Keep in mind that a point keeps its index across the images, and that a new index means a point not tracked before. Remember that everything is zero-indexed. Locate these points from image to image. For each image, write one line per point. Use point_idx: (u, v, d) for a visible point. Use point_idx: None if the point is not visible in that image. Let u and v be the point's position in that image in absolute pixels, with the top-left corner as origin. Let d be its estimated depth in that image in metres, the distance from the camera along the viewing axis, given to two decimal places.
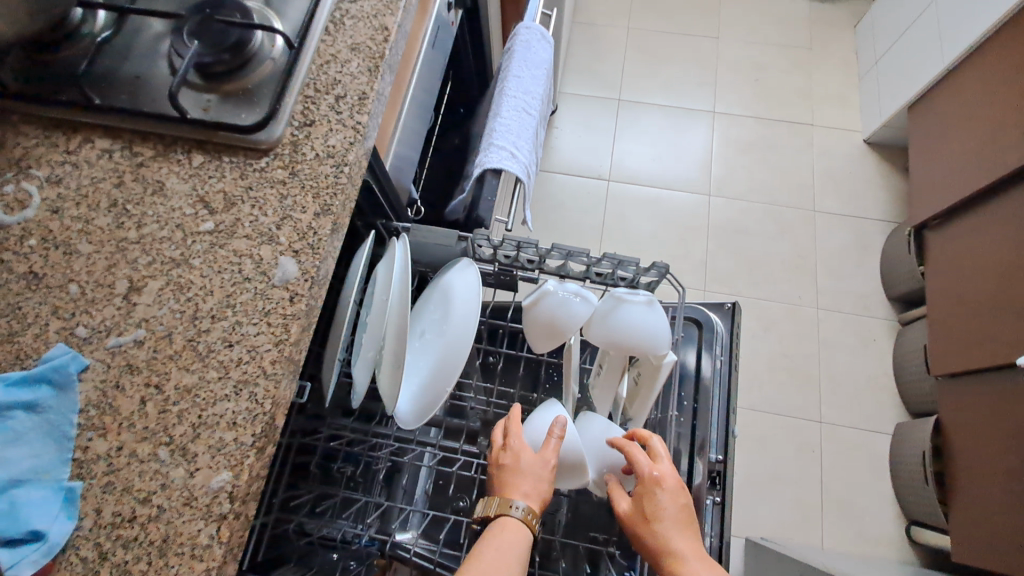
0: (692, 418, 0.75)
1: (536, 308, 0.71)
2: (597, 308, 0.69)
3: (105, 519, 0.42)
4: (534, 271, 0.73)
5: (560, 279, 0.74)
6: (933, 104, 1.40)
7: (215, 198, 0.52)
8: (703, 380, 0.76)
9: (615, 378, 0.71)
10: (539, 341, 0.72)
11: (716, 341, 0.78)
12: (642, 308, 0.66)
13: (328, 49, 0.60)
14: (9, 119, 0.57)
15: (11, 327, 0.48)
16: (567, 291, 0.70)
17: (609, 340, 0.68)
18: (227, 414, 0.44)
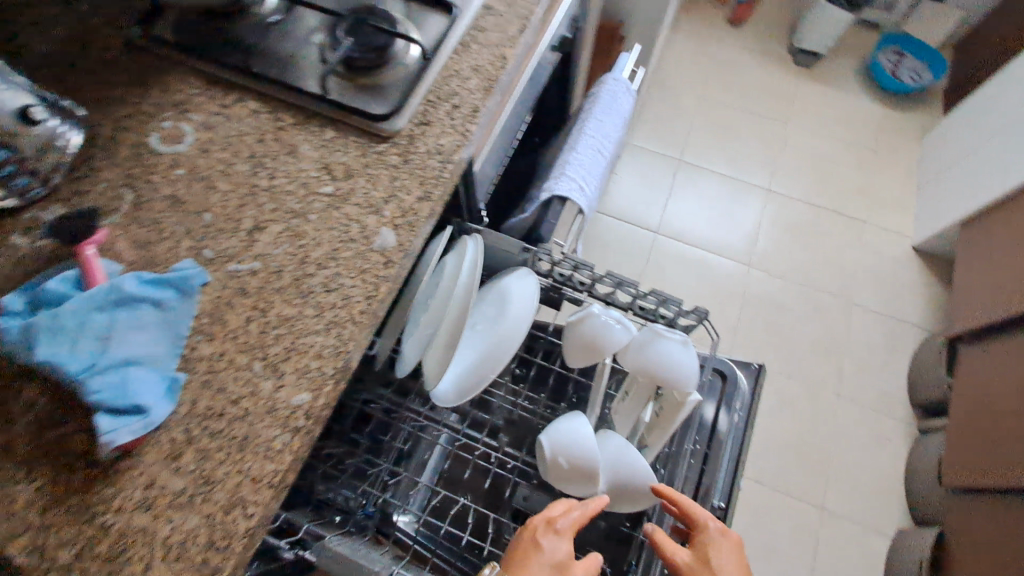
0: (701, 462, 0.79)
1: (579, 325, 0.77)
2: (635, 337, 0.75)
3: (198, 410, 0.50)
4: (584, 292, 0.80)
5: (605, 305, 0.80)
6: (990, 225, 1.42)
7: (337, 168, 0.61)
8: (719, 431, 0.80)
9: (638, 405, 0.76)
10: (575, 356, 0.79)
11: (738, 398, 0.82)
12: (678, 346, 0.72)
13: (453, 66, 0.68)
14: (179, 68, 0.68)
15: (149, 236, 0.57)
16: (609, 317, 0.77)
17: (641, 367, 0.73)
18: (316, 345, 0.53)
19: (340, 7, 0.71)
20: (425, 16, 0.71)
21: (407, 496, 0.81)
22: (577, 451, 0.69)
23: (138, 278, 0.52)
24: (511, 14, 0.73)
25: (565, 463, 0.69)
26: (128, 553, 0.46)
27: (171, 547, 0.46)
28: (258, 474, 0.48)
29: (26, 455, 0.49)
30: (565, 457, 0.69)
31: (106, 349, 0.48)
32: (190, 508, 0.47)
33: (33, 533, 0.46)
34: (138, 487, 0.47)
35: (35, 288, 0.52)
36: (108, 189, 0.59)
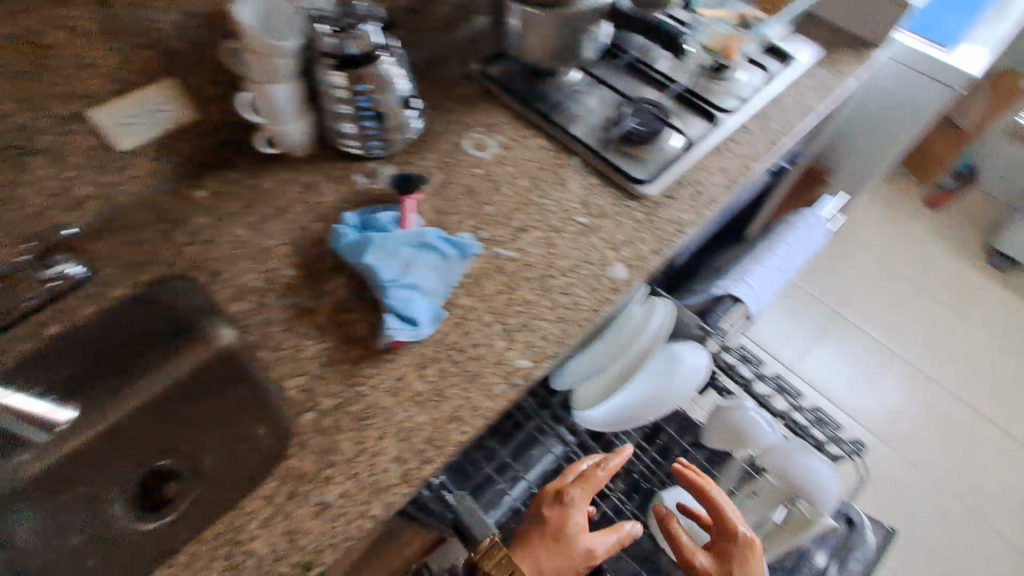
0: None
1: (729, 413, 0.83)
2: (781, 442, 0.79)
3: (446, 341, 0.64)
4: (741, 386, 0.85)
5: (757, 404, 0.85)
6: None
7: (594, 207, 0.75)
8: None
9: (767, 505, 0.78)
10: (718, 440, 0.85)
11: (859, 551, 0.82)
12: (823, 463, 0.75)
13: (705, 161, 0.80)
14: (496, 99, 0.88)
15: (446, 208, 0.74)
16: (759, 415, 0.82)
17: (779, 472, 0.76)
18: (543, 329, 0.65)
19: (628, 88, 0.87)
20: (689, 116, 0.84)
21: (512, 486, 0.83)
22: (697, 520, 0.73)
23: (437, 234, 0.69)
24: (764, 134, 0.85)
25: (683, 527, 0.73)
26: (369, 422, 0.59)
27: (401, 429, 0.58)
28: (477, 405, 0.60)
29: (322, 324, 0.65)
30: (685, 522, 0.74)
31: (406, 273, 0.65)
32: (421, 408, 0.60)
33: (310, 379, 0.61)
34: (389, 378, 0.61)
35: (368, 215, 0.71)
36: (427, 165, 0.79)
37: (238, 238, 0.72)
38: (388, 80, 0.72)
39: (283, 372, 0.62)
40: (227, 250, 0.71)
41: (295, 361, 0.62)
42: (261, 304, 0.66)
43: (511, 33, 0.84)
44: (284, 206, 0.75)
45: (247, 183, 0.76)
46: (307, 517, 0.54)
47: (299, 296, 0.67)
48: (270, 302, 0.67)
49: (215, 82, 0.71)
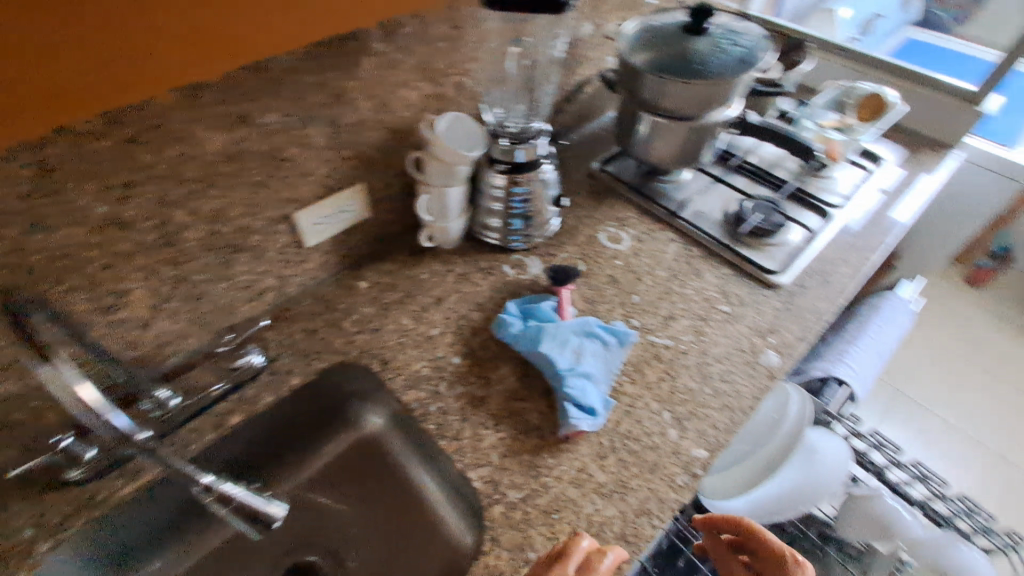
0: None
1: (868, 502, 0.81)
2: (927, 534, 0.79)
3: (620, 429, 0.65)
4: (871, 472, 0.87)
5: (893, 492, 0.84)
6: None
7: (734, 296, 0.80)
8: None
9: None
10: (852, 531, 0.82)
11: None
12: (974, 556, 0.76)
13: (825, 252, 0.87)
14: (620, 198, 0.96)
15: (595, 298, 0.79)
16: (897, 503, 0.82)
17: (936, 568, 0.75)
18: (712, 417, 0.67)
19: (740, 189, 0.96)
20: (802, 213, 0.92)
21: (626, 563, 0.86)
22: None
23: (597, 322, 0.74)
24: (873, 228, 0.91)
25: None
26: (560, 515, 0.58)
27: (593, 523, 0.58)
28: (663, 497, 0.60)
29: (496, 412, 0.66)
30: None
31: (578, 361, 0.68)
32: (609, 500, 0.60)
33: (494, 469, 0.61)
34: (571, 468, 0.62)
35: (528, 305, 0.76)
36: (569, 257, 0.85)
37: (402, 325, 0.75)
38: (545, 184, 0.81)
39: (464, 462, 0.62)
40: (395, 338, 0.74)
41: (477, 450, 0.63)
42: (435, 392, 0.68)
43: (638, 139, 0.93)
44: (441, 295, 0.79)
45: (404, 274, 0.82)
46: None
47: (470, 384, 0.69)
48: (443, 390, 0.68)
49: (390, 184, 0.78)
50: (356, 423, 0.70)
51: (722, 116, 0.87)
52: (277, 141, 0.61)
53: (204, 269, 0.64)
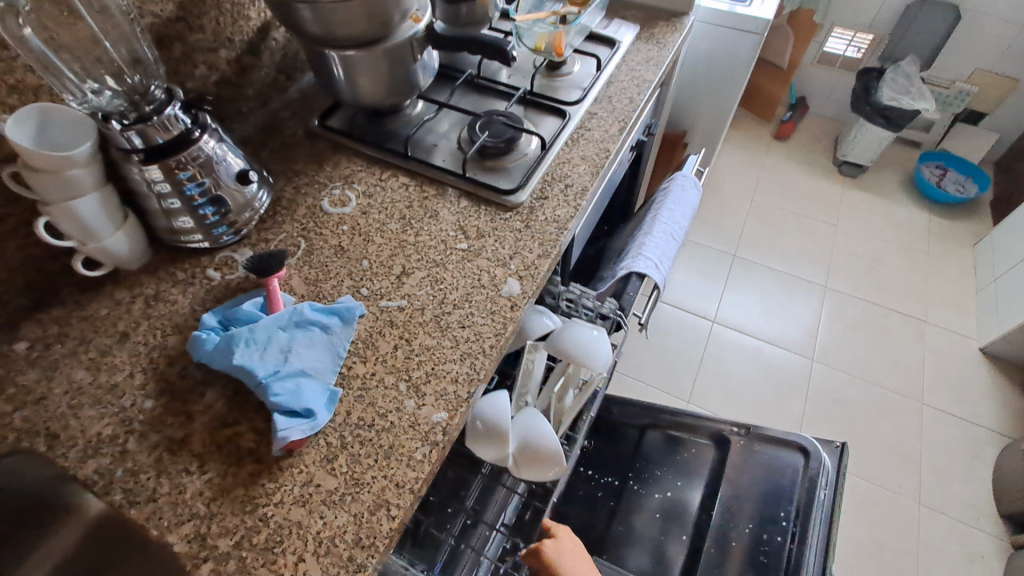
0: (795, 543, 0.83)
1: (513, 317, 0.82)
2: (558, 327, 0.81)
3: (349, 420, 0.57)
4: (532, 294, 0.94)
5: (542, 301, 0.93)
6: None
7: (472, 229, 0.73)
8: (807, 509, 0.85)
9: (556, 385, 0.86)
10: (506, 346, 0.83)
11: (822, 475, 0.87)
12: (594, 332, 0.79)
13: (563, 155, 0.82)
14: (346, 151, 0.84)
15: (317, 276, 0.69)
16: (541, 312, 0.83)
17: (562, 355, 0.79)
18: (452, 372, 0.61)
19: (474, 109, 0.87)
20: (539, 119, 0.86)
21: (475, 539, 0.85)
22: (499, 418, 0.73)
23: (313, 306, 0.63)
24: (610, 116, 0.87)
25: (481, 425, 0.73)
26: (282, 543, 0.51)
27: (322, 541, 0.51)
28: (401, 481, 0.54)
29: (202, 450, 0.56)
30: (482, 420, 0.74)
31: (287, 360, 0.58)
32: (340, 508, 0.52)
33: (201, 521, 0.52)
34: (296, 485, 0.53)
35: (228, 311, 0.63)
36: (287, 237, 0.73)
37: (78, 381, 0.61)
38: (217, 163, 0.67)
39: (164, 525, 0.51)
40: (66, 402, 0.59)
41: (179, 505, 0.52)
42: (121, 454, 0.55)
43: (338, 82, 0.80)
44: (127, 329, 0.65)
45: (77, 316, 0.66)
46: None
47: (168, 427, 0.57)
48: (134, 446, 0.56)
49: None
50: (70, 514, 0.56)
51: (411, 31, 0.76)
52: None
53: None
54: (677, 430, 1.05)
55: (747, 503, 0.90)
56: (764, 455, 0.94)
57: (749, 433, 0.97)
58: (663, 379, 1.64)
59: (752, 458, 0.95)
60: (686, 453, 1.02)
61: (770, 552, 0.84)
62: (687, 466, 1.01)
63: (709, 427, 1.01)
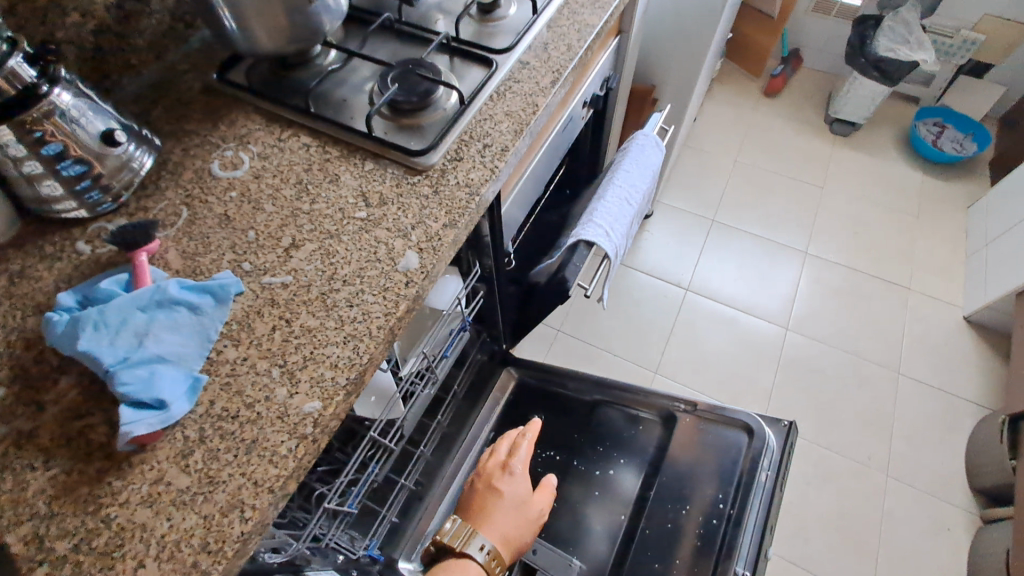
0: (730, 525, 0.78)
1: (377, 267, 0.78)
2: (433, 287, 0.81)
3: (213, 410, 0.51)
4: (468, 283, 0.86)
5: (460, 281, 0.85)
6: None
7: (374, 196, 0.65)
8: (747, 490, 0.80)
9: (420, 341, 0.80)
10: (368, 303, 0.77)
11: (765, 456, 0.82)
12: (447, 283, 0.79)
13: (486, 110, 0.73)
14: (247, 109, 0.75)
15: (197, 249, 0.62)
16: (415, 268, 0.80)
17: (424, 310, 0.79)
18: (332, 356, 0.54)
19: (391, 59, 0.77)
20: (465, 71, 0.77)
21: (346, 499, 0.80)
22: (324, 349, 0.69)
23: (181, 284, 0.56)
24: (543, 66, 0.78)
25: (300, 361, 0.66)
26: (122, 547, 0.45)
27: (166, 545, 0.45)
28: (260, 478, 0.48)
29: (48, 444, 0.50)
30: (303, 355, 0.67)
31: (141, 345, 0.51)
32: (189, 508, 0.47)
33: (40, 521, 0.46)
34: (145, 483, 0.48)
35: (88, 289, 0.57)
36: (168, 206, 0.66)
37: None
38: (78, 120, 0.59)
39: (0, 525, 0.46)
40: None
41: (15, 505, 0.47)
42: None
43: (228, 29, 0.71)
44: None
45: None
46: None
47: (15, 418, 0.52)
48: None
49: None
50: None
51: None
52: None
53: None
54: (627, 400, 1.00)
55: (689, 484, 0.86)
56: (711, 434, 0.89)
57: (697, 411, 0.92)
58: (632, 349, 1.59)
59: (698, 437, 0.90)
60: (636, 431, 0.97)
61: (706, 534, 0.80)
62: (636, 445, 0.96)
63: (659, 403, 0.96)
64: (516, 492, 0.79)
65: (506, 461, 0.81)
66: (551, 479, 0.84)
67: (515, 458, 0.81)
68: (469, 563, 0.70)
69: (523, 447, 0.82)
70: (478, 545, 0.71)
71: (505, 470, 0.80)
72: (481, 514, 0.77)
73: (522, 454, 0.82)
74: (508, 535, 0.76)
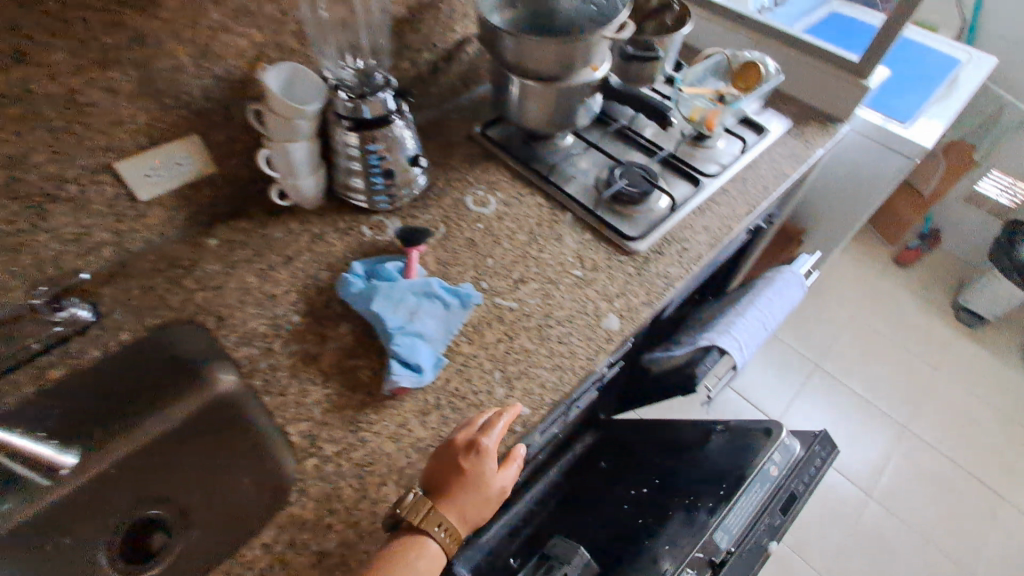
0: (722, 502, 0.73)
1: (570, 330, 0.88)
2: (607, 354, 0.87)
3: (448, 387, 0.66)
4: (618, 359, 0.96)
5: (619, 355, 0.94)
6: None
7: (589, 261, 0.80)
8: (747, 474, 0.76)
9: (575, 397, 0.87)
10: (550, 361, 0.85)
11: (779, 451, 0.78)
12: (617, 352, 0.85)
13: (690, 220, 0.87)
14: (498, 162, 0.95)
15: (448, 260, 0.79)
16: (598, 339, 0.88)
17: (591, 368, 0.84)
18: (542, 377, 0.68)
19: (618, 158, 0.95)
20: (675, 181, 0.92)
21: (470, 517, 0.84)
22: None
23: (441, 283, 0.73)
24: (742, 198, 0.92)
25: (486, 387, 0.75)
26: (372, 467, 0.59)
27: (404, 477, 0.59)
28: None
29: (327, 370, 0.67)
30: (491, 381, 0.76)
31: (411, 321, 0.68)
32: (423, 455, 0.61)
33: (316, 425, 0.62)
34: (393, 424, 0.63)
35: (375, 265, 0.75)
36: (431, 219, 0.84)
37: (247, 284, 0.74)
38: (400, 144, 0.79)
39: (287, 419, 0.62)
40: (236, 296, 0.73)
41: (300, 408, 0.63)
42: (267, 351, 0.68)
43: (511, 102, 0.91)
44: (292, 255, 0.78)
45: (257, 232, 0.80)
46: (305, 565, 0.53)
47: (305, 343, 0.69)
48: (278, 349, 0.68)
49: (237, 137, 0.76)
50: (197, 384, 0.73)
51: (588, 79, 0.83)
52: (74, 84, 0.58)
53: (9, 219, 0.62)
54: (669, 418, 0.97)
55: (695, 483, 0.81)
56: (735, 433, 0.84)
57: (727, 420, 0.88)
58: None
59: (722, 440, 0.85)
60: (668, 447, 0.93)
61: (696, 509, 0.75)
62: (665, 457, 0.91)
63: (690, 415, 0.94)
64: (485, 468, 0.55)
65: (474, 436, 0.56)
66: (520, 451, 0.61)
67: (489, 436, 0.57)
68: (427, 546, 0.51)
69: (499, 415, 0.59)
70: (438, 521, 0.52)
71: (471, 446, 0.56)
72: (434, 494, 0.54)
73: (498, 427, 0.58)
74: (471, 519, 0.54)
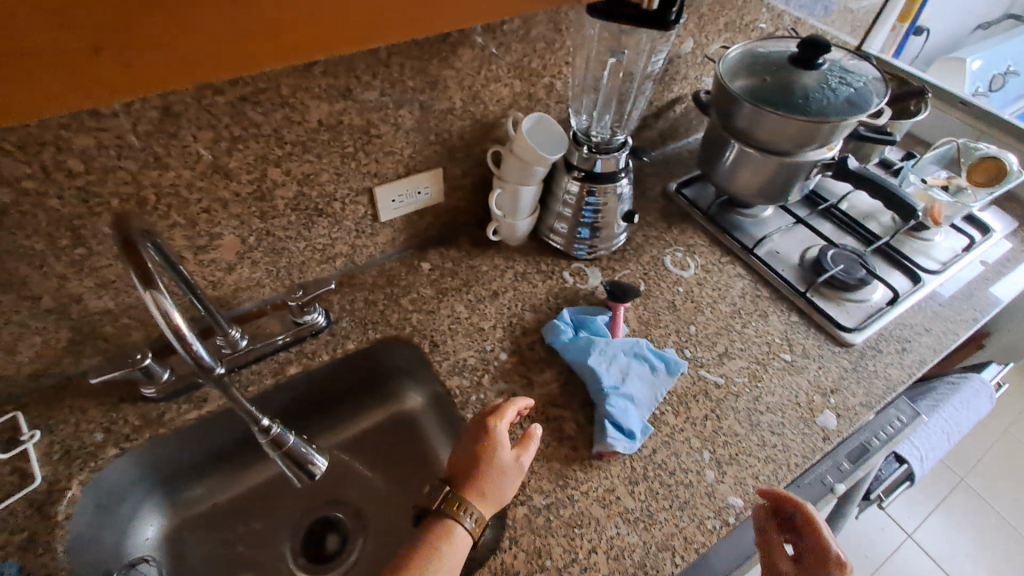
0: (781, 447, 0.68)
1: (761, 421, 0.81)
2: None
3: (656, 458, 0.64)
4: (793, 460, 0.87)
5: None
6: None
7: (798, 346, 0.76)
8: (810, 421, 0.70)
9: None
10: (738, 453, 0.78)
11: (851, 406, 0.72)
12: None
13: (908, 317, 0.81)
14: (693, 223, 0.93)
15: (650, 321, 0.78)
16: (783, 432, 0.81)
17: None
18: (755, 468, 0.64)
19: (824, 237, 0.90)
20: (888, 272, 0.86)
21: None
22: None
23: (649, 346, 0.72)
24: (966, 301, 0.84)
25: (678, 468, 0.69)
26: (583, 530, 0.58)
27: (614, 546, 0.57)
28: (689, 537, 0.59)
29: (535, 416, 0.67)
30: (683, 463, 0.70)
31: (624, 382, 0.67)
32: (634, 528, 0.59)
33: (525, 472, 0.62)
34: (602, 487, 0.62)
35: (582, 316, 0.75)
36: (630, 275, 0.84)
37: (458, 314, 0.77)
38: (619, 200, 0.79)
39: None
40: (447, 323, 0.76)
41: None
42: (477, 385, 0.69)
43: (722, 166, 0.89)
44: (497, 290, 0.80)
45: (465, 262, 0.83)
46: None
47: (513, 383, 0.70)
48: (487, 384, 0.70)
49: (470, 172, 0.79)
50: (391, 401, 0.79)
51: (820, 157, 0.80)
52: (373, 118, 0.63)
53: (287, 227, 0.68)
54: None
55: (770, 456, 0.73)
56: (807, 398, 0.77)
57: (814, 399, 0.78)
58: None
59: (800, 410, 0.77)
60: None
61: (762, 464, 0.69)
62: None
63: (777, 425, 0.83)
64: (496, 448, 0.57)
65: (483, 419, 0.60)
66: (538, 427, 0.61)
67: (495, 418, 0.60)
68: (455, 530, 0.53)
69: (506, 403, 0.62)
70: (464, 508, 0.54)
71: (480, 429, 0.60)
72: (453, 484, 0.57)
73: (505, 411, 0.61)
74: (491, 498, 0.55)
